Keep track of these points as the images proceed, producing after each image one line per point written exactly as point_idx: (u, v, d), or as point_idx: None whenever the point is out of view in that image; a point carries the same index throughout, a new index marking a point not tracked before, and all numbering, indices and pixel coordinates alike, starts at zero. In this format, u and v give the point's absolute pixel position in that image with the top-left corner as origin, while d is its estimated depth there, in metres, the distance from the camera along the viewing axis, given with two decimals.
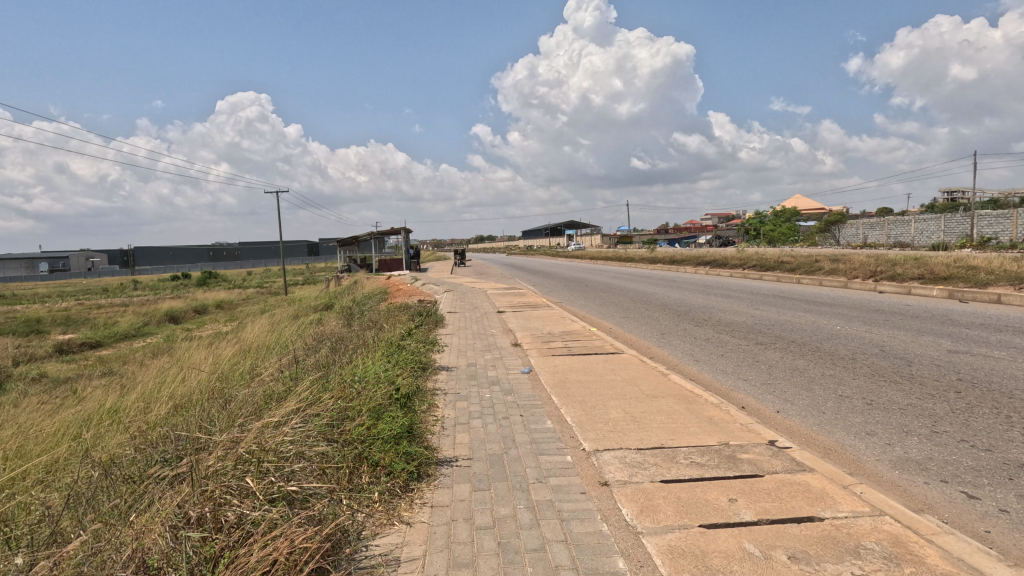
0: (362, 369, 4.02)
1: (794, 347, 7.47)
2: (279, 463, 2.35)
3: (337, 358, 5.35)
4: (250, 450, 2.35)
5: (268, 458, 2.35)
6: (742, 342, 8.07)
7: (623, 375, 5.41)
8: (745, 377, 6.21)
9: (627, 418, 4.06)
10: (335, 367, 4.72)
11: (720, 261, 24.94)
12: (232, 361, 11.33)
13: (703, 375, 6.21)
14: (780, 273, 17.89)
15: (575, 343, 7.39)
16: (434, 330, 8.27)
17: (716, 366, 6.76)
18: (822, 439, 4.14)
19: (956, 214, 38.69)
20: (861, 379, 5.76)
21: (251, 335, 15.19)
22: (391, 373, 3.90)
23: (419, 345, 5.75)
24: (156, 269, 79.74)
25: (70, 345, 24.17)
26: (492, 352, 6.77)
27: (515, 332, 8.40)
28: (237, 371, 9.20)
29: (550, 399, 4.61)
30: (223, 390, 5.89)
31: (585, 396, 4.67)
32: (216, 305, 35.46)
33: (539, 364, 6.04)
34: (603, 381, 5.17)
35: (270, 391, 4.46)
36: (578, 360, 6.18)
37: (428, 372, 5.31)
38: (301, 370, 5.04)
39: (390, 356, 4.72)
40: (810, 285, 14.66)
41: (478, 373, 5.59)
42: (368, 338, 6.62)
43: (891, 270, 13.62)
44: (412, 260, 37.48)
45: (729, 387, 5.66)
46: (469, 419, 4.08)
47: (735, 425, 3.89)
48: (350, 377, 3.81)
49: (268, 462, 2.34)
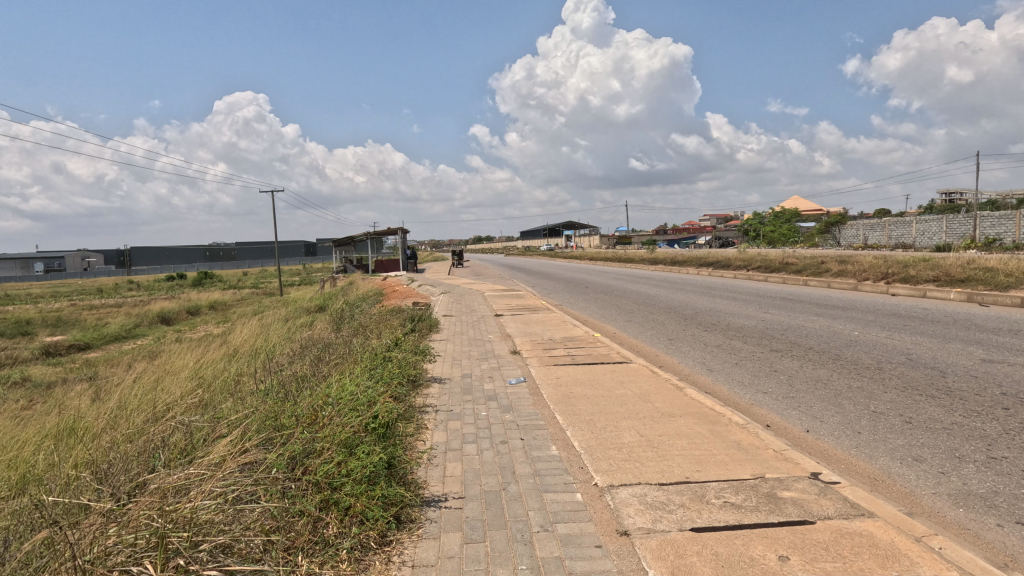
0: (340, 388, 3.50)
1: (813, 355, 6.95)
2: (195, 537, 1.91)
3: (317, 370, 4.86)
4: (158, 519, 1.92)
5: (182, 530, 1.91)
6: (756, 349, 7.56)
7: (634, 389, 4.90)
8: (764, 389, 5.70)
9: (644, 443, 3.56)
10: (312, 384, 4.23)
11: (723, 262, 24.43)
12: (215, 368, 10.79)
13: (719, 387, 5.70)
14: (785, 274, 17.40)
15: (578, 350, 6.88)
16: (428, 337, 7.74)
17: (731, 377, 6.24)
18: (865, 466, 3.63)
19: (958, 215, 38.29)
20: (894, 392, 5.25)
21: (238, 338, 14.61)
22: (372, 394, 3.38)
23: (409, 355, 5.22)
24: (151, 269, 79.02)
25: (57, 346, 23.57)
26: (490, 361, 6.25)
27: (513, 339, 7.87)
28: (219, 380, 8.67)
29: (553, 419, 4.10)
30: (194, 407, 5.40)
31: (593, 416, 4.16)
32: (210, 306, 34.85)
33: (540, 375, 5.53)
34: (612, 397, 4.66)
35: (237, 411, 4.00)
36: (584, 370, 5.67)
37: (418, 387, 4.78)
38: (276, 386, 4.55)
39: (374, 370, 4.19)
40: (819, 288, 14.16)
41: (473, 386, 5.07)
42: (354, 346, 6.11)
43: (904, 272, 13.11)
44: (409, 260, 36.93)
45: (749, 402, 5.15)
46: (463, 445, 3.55)
47: (768, 452, 3.38)
48: (323, 398, 3.31)
49: (180, 537, 1.89)
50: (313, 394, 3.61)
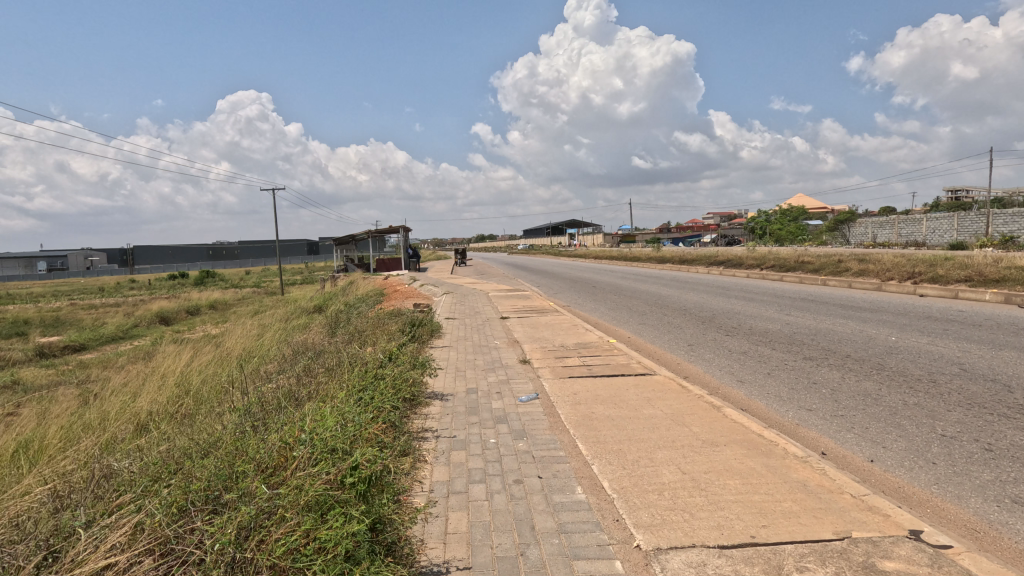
0: (318, 419, 2.86)
1: (854, 365, 6.28)
2: None
3: (300, 389, 4.25)
4: None
5: None
6: (787, 357, 6.91)
7: (664, 409, 4.27)
8: (807, 405, 5.06)
9: (689, 485, 2.94)
10: (294, 407, 3.63)
11: (733, 261, 23.68)
12: (204, 376, 10.18)
13: (755, 403, 5.05)
14: (801, 274, 16.70)
15: (593, 359, 6.25)
16: (428, 344, 7.08)
17: (766, 390, 5.61)
18: (958, 512, 2.97)
19: (971, 213, 37.48)
20: (961, 411, 4.59)
21: (232, 341, 14.00)
22: (356, 429, 2.74)
23: (404, 368, 4.57)
24: (153, 268, 78.59)
25: (51, 348, 23.00)
26: (496, 372, 5.63)
27: (521, 346, 7.21)
28: (206, 392, 8.06)
29: (575, 450, 3.47)
30: (167, 434, 4.81)
31: (621, 445, 3.53)
32: (209, 306, 34.29)
33: (555, 390, 4.90)
34: (640, 419, 4.03)
35: (200, 443, 3.39)
36: (603, 384, 5.04)
37: (415, 409, 4.13)
38: (250, 408, 3.95)
39: (363, 392, 3.55)
40: (840, 288, 13.48)
41: (479, 404, 4.44)
42: (346, 355, 5.48)
43: (931, 271, 12.42)
44: (411, 259, 36.34)
45: (794, 423, 4.50)
46: (469, 487, 2.92)
47: (845, 499, 2.73)
48: (295, 432, 2.68)
49: None
50: (286, 424, 3.00)
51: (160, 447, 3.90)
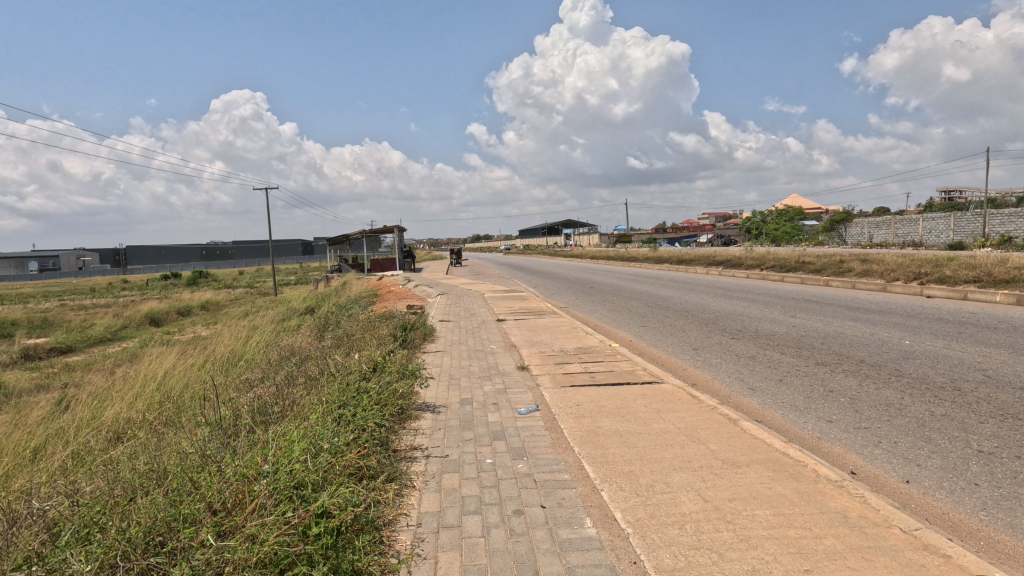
0: (290, 445, 2.52)
1: (870, 372, 5.94)
2: None
3: (278, 404, 3.89)
4: None
5: None
6: (798, 363, 6.58)
7: (676, 422, 3.92)
8: (826, 416, 4.72)
9: (713, 516, 2.58)
10: (268, 426, 3.27)
11: (732, 261, 23.42)
12: (189, 382, 9.78)
13: (770, 414, 4.71)
14: (803, 274, 16.42)
15: (596, 365, 5.89)
16: (421, 349, 6.70)
17: (780, 398, 5.27)
18: (1014, 544, 2.63)
19: (967, 213, 37.44)
20: (995, 423, 4.26)
21: (219, 344, 13.56)
22: (329, 460, 2.39)
23: (392, 377, 4.21)
24: (146, 268, 77.79)
25: (36, 350, 22.46)
26: (493, 380, 5.27)
27: (518, 351, 6.84)
28: (188, 399, 7.68)
29: (582, 472, 3.11)
30: (136, 453, 4.44)
31: (633, 467, 3.17)
32: (201, 307, 33.77)
33: (555, 400, 4.54)
34: (651, 435, 3.68)
35: (160, 468, 3.02)
36: (607, 394, 4.68)
37: (403, 426, 3.76)
38: (222, 425, 3.59)
39: (345, 408, 3.19)
40: (843, 289, 13.20)
41: (474, 418, 4.07)
42: (330, 363, 5.11)
43: (938, 271, 12.14)
44: (405, 260, 35.92)
45: (816, 437, 4.14)
46: (463, 519, 2.55)
47: (894, 535, 2.38)
48: (259, 463, 2.33)
49: None
50: (252, 450, 2.64)
51: (122, 471, 3.54)
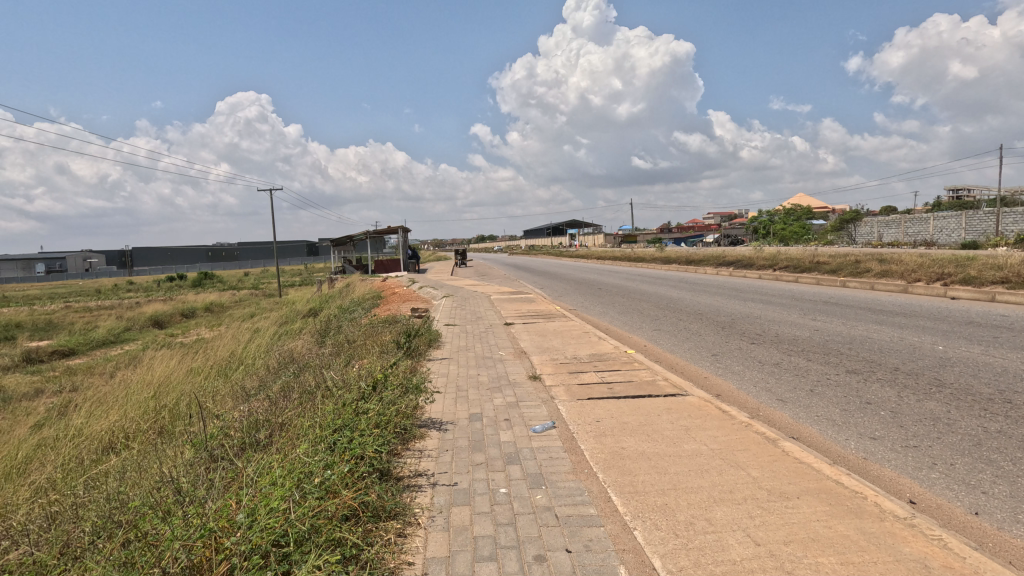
0: (271, 486, 2.17)
1: (908, 381, 5.53)
2: None
3: (271, 425, 3.55)
4: None
5: None
6: (828, 371, 6.18)
7: (709, 443, 3.53)
8: (869, 431, 4.32)
9: (770, 564, 2.20)
10: (254, 452, 2.93)
11: (743, 261, 22.96)
12: (188, 389, 9.48)
13: (807, 430, 4.32)
14: (818, 275, 15.98)
15: (613, 374, 5.52)
16: (426, 357, 6.34)
17: (814, 411, 4.88)
18: None
19: (980, 212, 36.81)
20: None
21: (220, 347, 13.25)
22: (315, 510, 2.04)
23: (394, 391, 3.85)
24: (151, 269, 77.82)
25: (38, 353, 22.26)
26: (503, 391, 4.91)
27: (529, 358, 6.46)
28: (184, 408, 7.38)
29: (611, 506, 2.73)
30: (121, 475, 4.14)
31: (667, 498, 2.80)
32: (205, 308, 33.61)
33: (573, 416, 4.16)
34: (683, 459, 3.29)
35: (131, 502, 2.70)
36: (629, 409, 4.30)
37: (407, 451, 3.39)
38: (207, 447, 3.26)
39: (340, 432, 2.83)
40: (862, 291, 12.77)
41: (485, 438, 3.70)
42: (329, 374, 4.78)
43: (962, 272, 11.68)
44: (410, 261, 35.63)
45: (861, 457, 3.75)
46: (475, 567, 2.18)
47: None
48: (229, 513, 1.98)
49: None
50: (227, 491, 2.29)
51: (97, 500, 3.22)
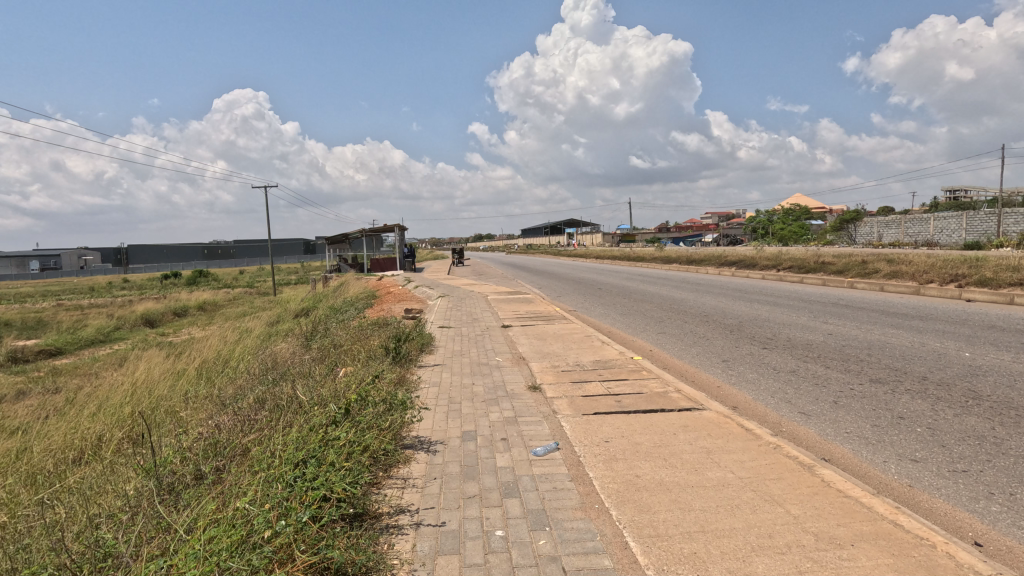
0: (193, 563, 1.75)
1: (940, 393, 5.08)
2: None
3: (233, 448, 3.13)
4: None
5: None
6: (849, 380, 5.75)
7: (737, 472, 3.07)
8: (908, 451, 3.88)
9: None
10: (204, 487, 2.51)
11: (745, 261, 22.53)
12: (168, 394, 8.99)
13: (839, 450, 3.87)
14: (824, 275, 15.58)
15: (620, 384, 5.05)
16: (417, 364, 5.87)
17: (842, 426, 4.43)
18: None
19: (981, 212, 36.44)
20: None
21: (207, 348, 12.77)
22: None
23: (375, 408, 3.38)
24: (146, 267, 77.05)
25: (24, 352, 21.67)
26: (500, 404, 4.45)
27: (529, 365, 6.00)
28: (160, 416, 6.90)
29: (629, 556, 2.26)
30: (75, 498, 3.74)
31: (696, 546, 2.34)
32: (198, 307, 33.04)
33: (578, 435, 3.69)
34: (710, 493, 2.82)
35: (53, 551, 2.32)
36: (640, 426, 3.85)
37: (388, 481, 2.93)
38: (156, 477, 2.85)
39: (300, 467, 2.39)
40: (870, 292, 12.38)
41: (480, 464, 3.23)
42: (307, 386, 4.33)
43: (977, 273, 11.26)
44: (406, 260, 35.14)
45: (907, 485, 3.30)
46: None
47: None
48: None
49: None
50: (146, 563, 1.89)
51: (33, 538, 2.84)
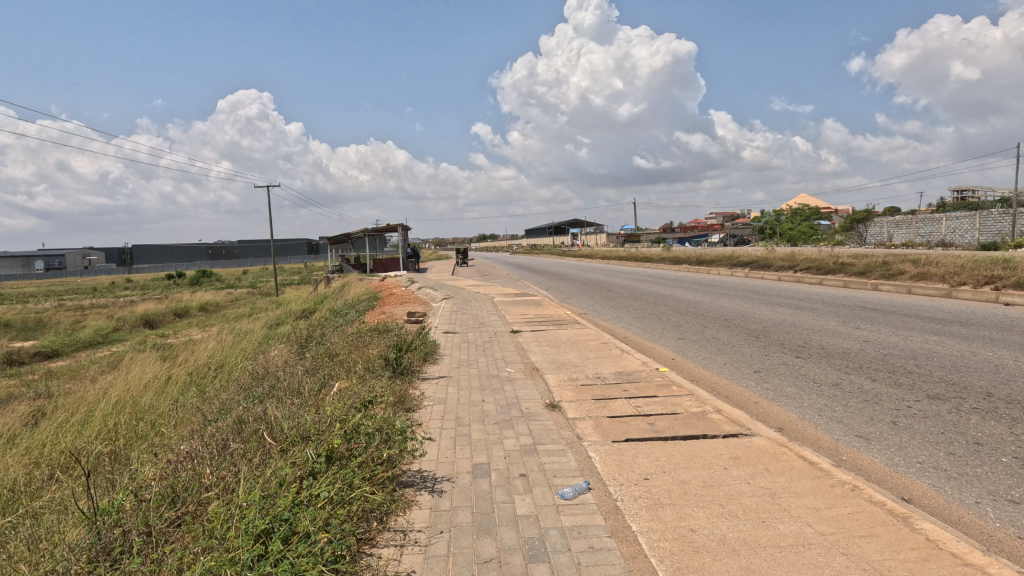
0: None
1: (1013, 414, 4.46)
2: None
3: (195, 493, 2.55)
4: None
5: None
6: (902, 396, 5.14)
7: (816, 526, 2.47)
8: (1002, 488, 3.26)
9: None
10: (141, 563, 1.93)
11: (758, 262, 21.86)
12: (156, 404, 8.43)
13: (919, 488, 3.26)
14: (845, 277, 14.93)
15: (650, 403, 4.45)
16: (420, 377, 5.29)
17: (912, 454, 3.82)
18: None
19: (995, 212, 35.62)
20: None
21: (201, 353, 12.18)
22: None
23: (368, 443, 2.80)
24: (150, 267, 76.75)
25: (20, 353, 21.16)
26: (516, 428, 3.85)
27: (544, 377, 5.41)
28: (140, 431, 6.32)
29: None
30: (16, 540, 3.19)
31: None
32: (200, 308, 32.54)
33: (611, 472, 3.10)
34: (790, 558, 2.22)
35: None
36: (683, 459, 3.25)
37: (382, 538, 2.35)
38: (95, 532, 2.28)
39: (260, 543, 1.81)
40: (898, 295, 11.72)
41: (497, 511, 2.63)
42: (293, 407, 3.75)
43: (1013, 274, 10.61)
44: (410, 260, 34.55)
45: (1017, 537, 2.69)
46: None
47: None
48: None
49: None
50: None
51: None
